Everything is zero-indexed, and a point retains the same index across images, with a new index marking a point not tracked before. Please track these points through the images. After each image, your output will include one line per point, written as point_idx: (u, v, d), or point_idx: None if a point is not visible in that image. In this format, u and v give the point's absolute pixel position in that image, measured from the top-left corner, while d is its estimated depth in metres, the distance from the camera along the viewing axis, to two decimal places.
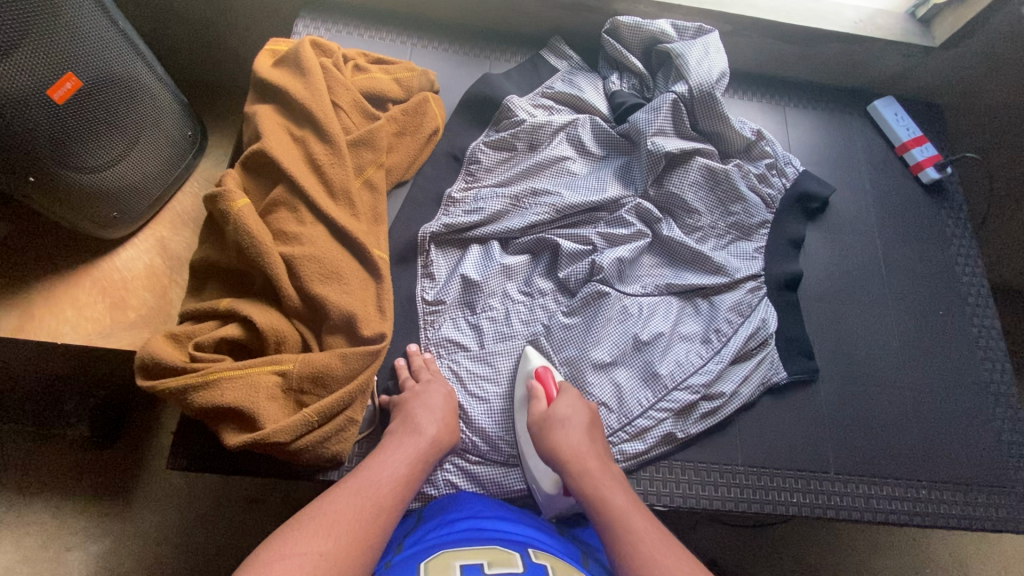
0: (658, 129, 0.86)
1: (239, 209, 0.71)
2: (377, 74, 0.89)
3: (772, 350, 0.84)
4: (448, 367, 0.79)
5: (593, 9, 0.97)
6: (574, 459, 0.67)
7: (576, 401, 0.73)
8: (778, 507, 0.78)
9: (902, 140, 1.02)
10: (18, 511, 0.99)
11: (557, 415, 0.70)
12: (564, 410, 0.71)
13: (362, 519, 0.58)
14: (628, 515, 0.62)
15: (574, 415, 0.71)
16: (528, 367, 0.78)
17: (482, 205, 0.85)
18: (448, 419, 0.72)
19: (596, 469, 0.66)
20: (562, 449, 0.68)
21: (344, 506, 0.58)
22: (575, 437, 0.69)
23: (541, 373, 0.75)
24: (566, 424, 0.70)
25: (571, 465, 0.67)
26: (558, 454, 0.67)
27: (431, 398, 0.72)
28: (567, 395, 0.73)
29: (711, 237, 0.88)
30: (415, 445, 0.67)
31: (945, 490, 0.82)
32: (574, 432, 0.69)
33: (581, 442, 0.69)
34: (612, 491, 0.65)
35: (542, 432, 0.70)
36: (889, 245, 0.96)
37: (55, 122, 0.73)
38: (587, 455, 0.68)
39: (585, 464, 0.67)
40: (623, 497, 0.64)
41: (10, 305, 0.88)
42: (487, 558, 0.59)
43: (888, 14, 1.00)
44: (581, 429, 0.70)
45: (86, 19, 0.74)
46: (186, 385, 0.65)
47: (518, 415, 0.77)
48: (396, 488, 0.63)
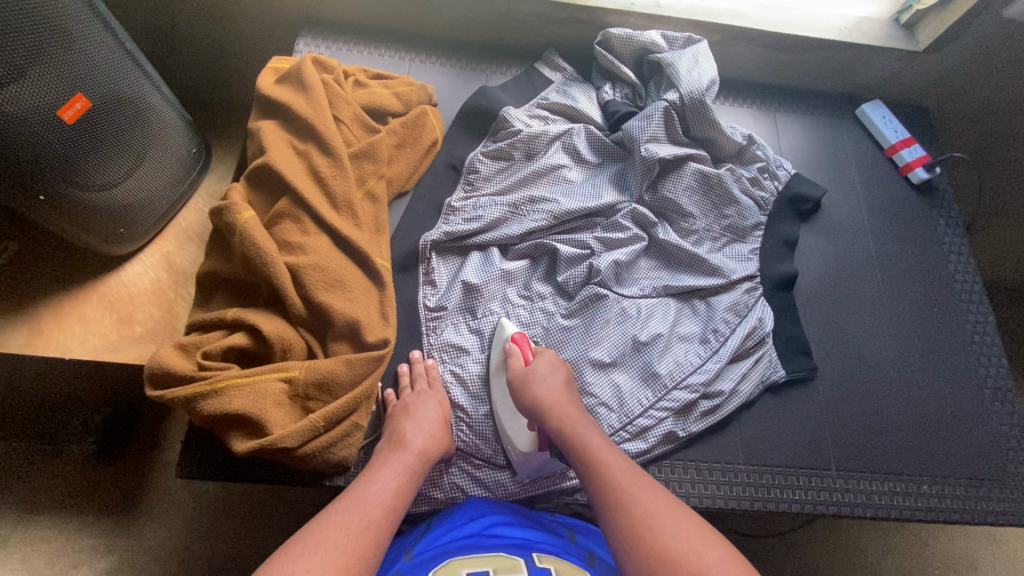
0: (651, 136, 0.88)
1: (245, 221, 0.73)
2: (376, 89, 0.91)
3: (770, 349, 0.86)
4: (450, 378, 0.80)
5: (585, 22, 1.00)
6: (553, 407, 0.71)
7: (553, 361, 0.76)
8: (781, 505, 0.78)
9: (891, 142, 1.05)
10: (23, 529, 0.99)
11: (536, 372, 0.74)
12: (542, 368, 0.75)
13: (354, 531, 0.58)
14: (602, 451, 0.67)
15: (550, 372, 0.75)
16: (503, 335, 0.80)
17: (481, 213, 0.87)
18: (438, 429, 0.73)
19: (573, 415, 0.71)
20: (543, 401, 0.72)
21: (336, 521, 0.58)
22: (553, 389, 0.73)
23: (518, 337, 0.78)
24: (546, 379, 0.74)
25: (550, 412, 0.71)
26: (538, 403, 0.72)
27: (421, 412, 0.73)
28: (544, 355, 0.77)
29: (706, 240, 0.90)
30: (405, 459, 0.68)
31: (947, 485, 0.83)
32: (552, 386, 0.73)
33: (559, 394, 0.73)
34: (589, 432, 0.69)
35: (522, 389, 0.73)
36: (882, 244, 0.98)
37: (65, 141, 0.76)
38: (565, 404, 0.72)
39: (562, 411, 0.71)
40: (599, 438, 0.69)
41: (20, 321, 0.90)
42: (494, 566, 0.60)
43: (872, 21, 1.03)
44: (559, 384, 0.74)
45: (95, 42, 0.76)
46: (195, 394, 0.66)
47: (495, 380, 0.79)
48: (388, 500, 0.63)
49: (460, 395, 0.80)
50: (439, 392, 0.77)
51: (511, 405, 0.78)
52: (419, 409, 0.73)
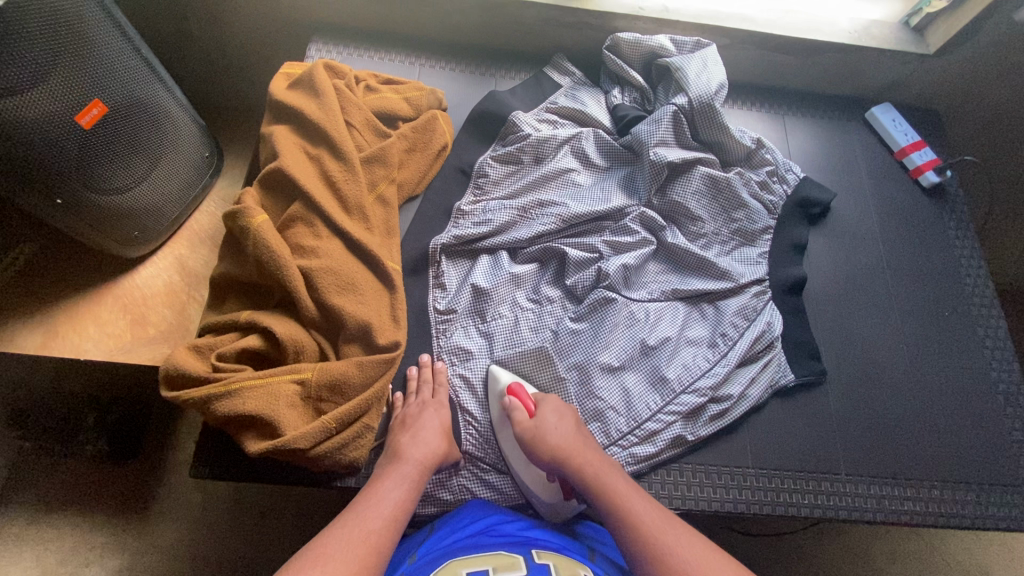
0: (660, 140, 0.89)
1: (259, 225, 0.74)
2: (387, 94, 0.92)
3: (779, 352, 0.85)
4: (456, 382, 0.81)
5: (594, 27, 1.00)
6: (571, 456, 0.71)
7: (559, 407, 0.75)
8: (790, 509, 0.78)
9: (901, 145, 1.04)
10: (38, 527, 1.01)
11: (545, 424, 0.73)
12: (551, 418, 0.73)
13: (355, 542, 0.58)
14: (630, 499, 0.66)
15: (558, 420, 0.74)
16: (499, 386, 0.79)
17: (491, 216, 0.87)
18: (437, 439, 0.72)
19: (595, 462, 0.70)
20: (560, 453, 0.71)
21: (338, 533, 0.59)
22: (566, 436, 0.72)
23: (514, 388, 0.77)
24: (556, 428, 0.72)
25: (571, 462, 0.70)
26: (557, 456, 0.71)
27: (423, 421, 0.74)
28: (548, 402, 0.76)
29: (715, 244, 0.90)
30: (404, 471, 0.68)
31: (957, 491, 0.82)
32: (565, 434, 0.72)
33: (573, 440, 0.72)
34: (612, 477, 0.69)
35: (534, 445, 0.72)
36: (891, 248, 0.98)
37: (82, 146, 0.77)
38: (583, 450, 0.71)
39: (583, 460, 0.70)
40: (624, 484, 0.68)
41: (38, 322, 0.92)
42: (493, 564, 0.61)
43: (881, 24, 1.03)
44: (572, 431, 0.73)
45: (112, 49, 0.78)
46: (209, 395, 0.67)
47: (501, 432, 0.78)
48: (390, 511, 0.63)
49: (465, 398, 0.80)
50: (441, 400, 0.77)
51: (522, 454, 0.77)
52: (421, 419, 0.74)
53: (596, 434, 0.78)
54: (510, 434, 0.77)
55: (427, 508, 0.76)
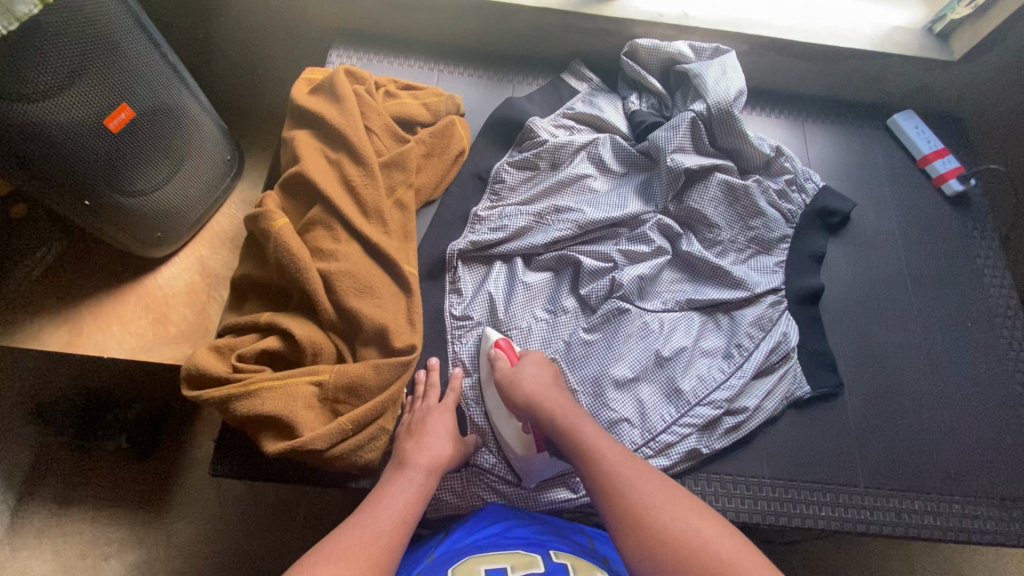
0: (677, 146, 0.89)
1: (280, 228, 0.76)
2: (406, 99, 0.93)
3: (796, 364, 0.84)
4: (470, 395, 0.80)
5: (612, 33, 1.00)
6: (543, 402, 0.71)
7: (539, 359, 0.76)
8: (807, 521, 0.77)
9: (924, 153, 1.03)
10: (58, 521, 1.03)
11: (522, 371, 0.74)
12: (528, 367, 0.74)
13: (366, 543, 0.58)
14: (594, 437, 0.66)
15: (536, 371, 0.74)
16: (488, 343, 0.80)
17: (507, 222, 0.88)
18: (442, 444, 0.72)
19: (564, 407, 0.70)
20: (532, 397, 0.71)
21: (349, 535, 0.58)
22: (542, 385, 0.72)
23: (501, 343, 0.78)
24: (533, 376, 0.73)
25: (542, 407, 0.70)
26: (529, 401, 0.71)
27: (433, 425, 0.73)
28: (530, 355, 0.76)
29: (731, 251, 0.90)
30: (410, 477, 0.68)
31: (981, 506, 0.80)
32: (540, 381, 0.73)
33: (548, 388, 0.72)
34: (583, 422, 0.68)
35: (511, 391, 0.73)
36: (914, 258, 0.96)
37: (109, 149, 0.79)
38: (556, 396, 0.71)
39: (554, 404, 0.70)
40: (592, 425, 0.67)
41: (63, 320, 0.94)
42: (511, 563, 0.61)
43: (904, 30, 1.01)
44: (547, 380, 0.73)
45: (141, 55, 0.80)
46: (229, 394, 0.68)
47: (487, 389, 0.79)
48: (399, 512, 0.63)
49: (477, 410, 0.80)
50: (447, 405, 0.76)
51: (504, 409, 0.78)
52: (429, 423, 0.73)
53: None
54: (495, 390, 0.78)
55: (439, 511, 0.77)
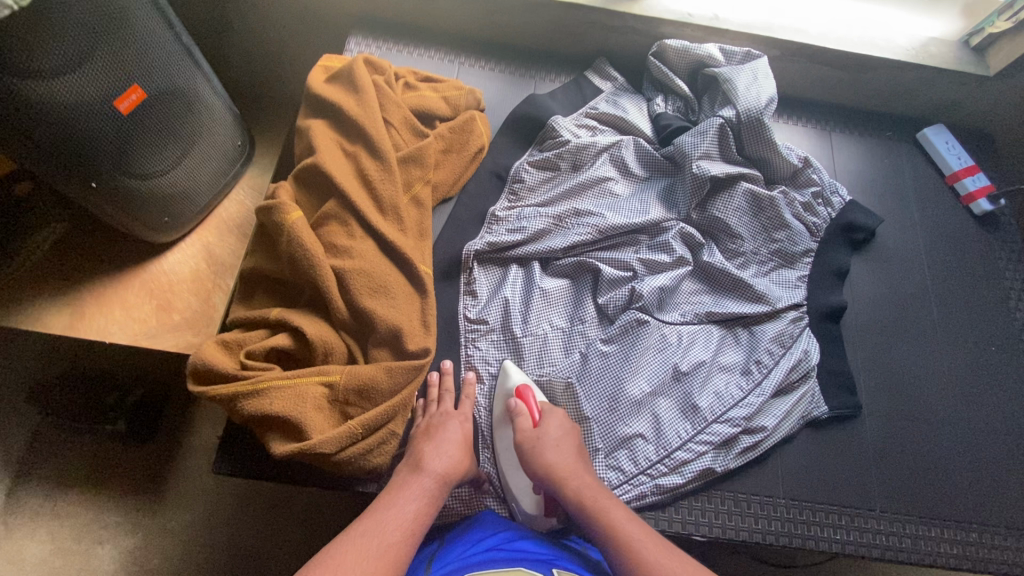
0: (704, 153, 0.86)
1: (294, 222, 0.73)
2: (426, 92, 0.90)
3: (814, 383, 0.82)
4: (483, 401, 0.78)
5: (640, 32, 0.98)
6: (568, 476, 0.67)
7: (562, 421, 0.73)
8: (820, 544, 0.76)
9: (953, 169, 1.01)
10: (52, 503, 1.01)
11: (546, 437, 0.70)
12: (552, 431, 0.71)
13: (375, 555, 0.56)
14: (627, 524, 0.62)
15: (561, 435, 0.71)
16: (509, 385, 0.77)
17: (525, 224, 0.86)
18: (458, 452, 0.69)
19: (592, 486, 0.67)
20: (557, 469, 0.68)
21: (355, 543, 0.56)
22: (566, 456, 0.69)
23: (522, 392, 0.75)
24: (558, 444, 0.70)
25: (567, 481, 0.67)
26: (553, 473, 0.67)
27: (446, 434, 0.71)
28: (553, 416, 0.73)
29: (753, 263, 0.87)
30: (421, 483, 0.65)
31: (997, 534, 0.79)
32: (564, 451, 0.69)
33: (572, 458, 0.69)
34: (610, 504, 0.65)
35: (532, 456, 0.69)
36: (939, 278, 0.94)
37: (118, 130, 0.76)
38: (581, 470, 0.68)
39: (580, 480, 0.67)
40: (622, 509, 0.65)
41: (64, 303, 0.92)
42: None
43: (940, 42, 0.98)
44: (572, 450, 0.70)
45: (154, 35, 0.77)
46: (236, 392, 0.67)
47: (499, 433, 0.77)
48: (408, 523, 0.60)
49: (488, 418, 0.78)
50: (465, 412, 0.74)
51: (514, 457, 0.75)
52: (443, 431, 0.71)
53: (623, 460, 0.75)
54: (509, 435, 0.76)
55: (444, 518, 0.75)
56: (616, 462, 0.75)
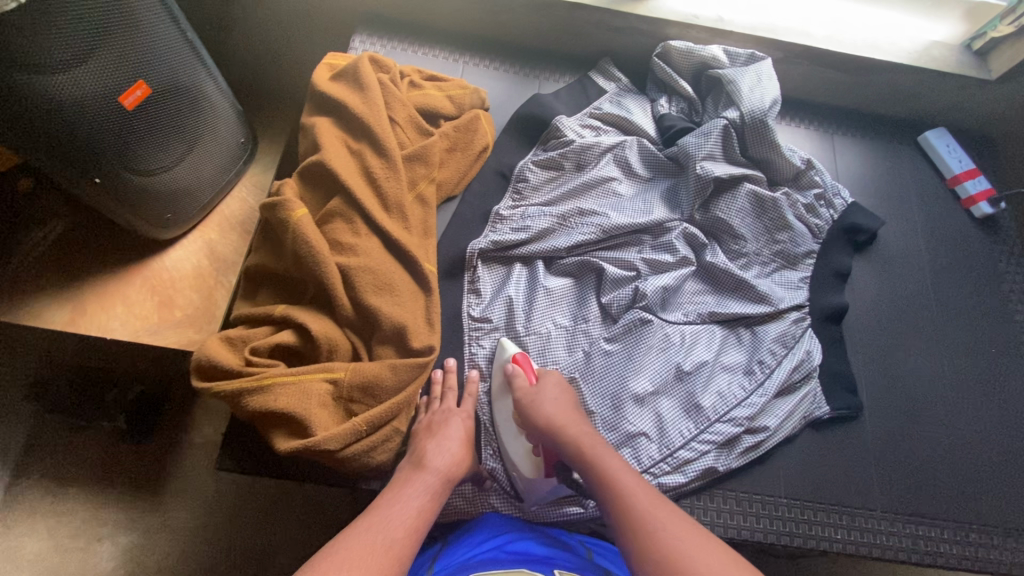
0: (707, 154, 0.86)
1: (298, 219, 0.73)
2: (431, 90, 0.90)
3: (816, 383, 0.83)
4: (485, 400, 0.79)
5: (644, 33, 0.98)
6: (565, 427, 0.68)
7: (561, 383, 0.74)
8: (821, 544, 0.76)
9: (954, 172, 1.01)
10: (51, 500, 1.01)
11: (544, 393, 0.72)
12: (550, 389, 0.72)
13: (382, 546, 0.56)
14: (620, 471, 0.63)
15: (558, 393, 0.72)
16: (505, 355, 0.78)
17: (529, 223, 0.86)
18: (461, 449, 0.70)
19: (589, 439, 0.67)
20: (554, 420, 0.69)
21: (360, 538, 0.56)
22: (564, 411, 0.70)
23: (519, 358, 0.76)
24: (556, 400, 0.71)
25: (563, 432, 0.68)
26: (550, 425, 0.69)
27: (448, 432, 0.71)
28: (550, 377, 0.74)
29: (755, 264, 0.87)
30: (424, 481, 0.65)
31: (997, 536, 0.79)
32: (562, 406, 0.71)
33: (570, 413, 0.70)
34: (606, 454, 0.65)
35: (531, 410, 0.70)
36: (940, 281, 0.94)
37: (123, 126, 0.76)
38: (579, 424, 0.69)
39: (577, 431, 0.68)
40: (617, 459, 0.65)
41: (65, 299, 0.91)
42: None
43: (942, 46, 0.99)
44: (569, 406, 0.71)
45: (159, 31, 0.77)
46: (241, 389, 0.66)
47: (498, 400, 0.77)
48: (412, 519, 0.60)
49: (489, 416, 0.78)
50: (467, 410, 0.75)
51: (513, 427, 0.76)
52: (445, 429, 0.71)
53: (626, 459, 0.75)
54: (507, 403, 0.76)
55: (447, 515, 0.75)
56: (620, 460, 0.75)
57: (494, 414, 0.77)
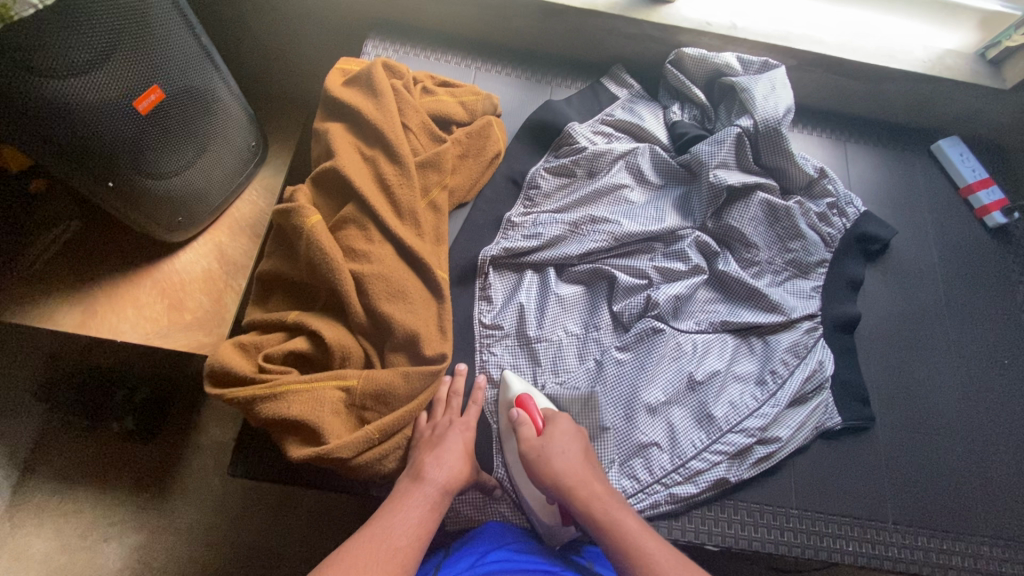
0: (721, 162, 0.86)
1: (312, 226, 0.73)
2: (444, 97, 0.90)
3: (828, 394, 0.82)
4: (490, 410, 0.78)
5: (657, 40, 0.98)
6: (578, 485, 0.65)
7: (569, 429, 0.70)
8: (832, 555, 0.76)
9: (968, 182, 1.01)
10: (59, 500, 1.01)
11: (552, 445, 0.68)
12: (557, 438, 0.69)
13: (382, 561, 0.55)
14: (643, 538, 0.60)
15: (568, 443, 0.69)
16: (510, 395, 0.76)
17: (542, 230, 0.86)
18: (459, 461, 0.68)
19: (605, 496, 0.64)
20: (565, 477, 0.65)
21: (362, 549, 0.56)
22: (575, 462, 0.67)
23: (523, 400, 0.74)
24: (565, 453, 0.67)
25: (576, 492, 0.64)
26: (562, 485, 0.65)
27: (447, 446, 0.69)
28: (559, 424, 0.71)
29: (767, 273, 0.87)
30: (424, 492, 0.64)
31: (1010, 549, 0.79)
32: (572, 459, 0.67)
33: (581, 468, 0.66)
34: (624, 515, 0.63)
35: (540, 466, 0.67)
36: (953, 291, 0.94)
37: (136, 130, 0.76)
38: (590, 479, 0.66)
39: (591, 488, 0.65)
40: (636, 521, 0.62)
41: (75, 300, 0.92)
42: None
43: (957, 55, 0.98)
44: (580, 458, 0.68)
45: (174, 36, 0.77)
46: (253, 395, 0.66)
47: (506, 440, 0.76)
48: (414, 530, 0.60)
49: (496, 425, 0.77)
50: (468, 420, 0.73)
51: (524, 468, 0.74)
52: (446, 440, 0.70)
53: (637, 470, 0.75)
54: (516, 444, 0.74)
55: (457, 523, 0.75)
56: (631, 471, 0.75)
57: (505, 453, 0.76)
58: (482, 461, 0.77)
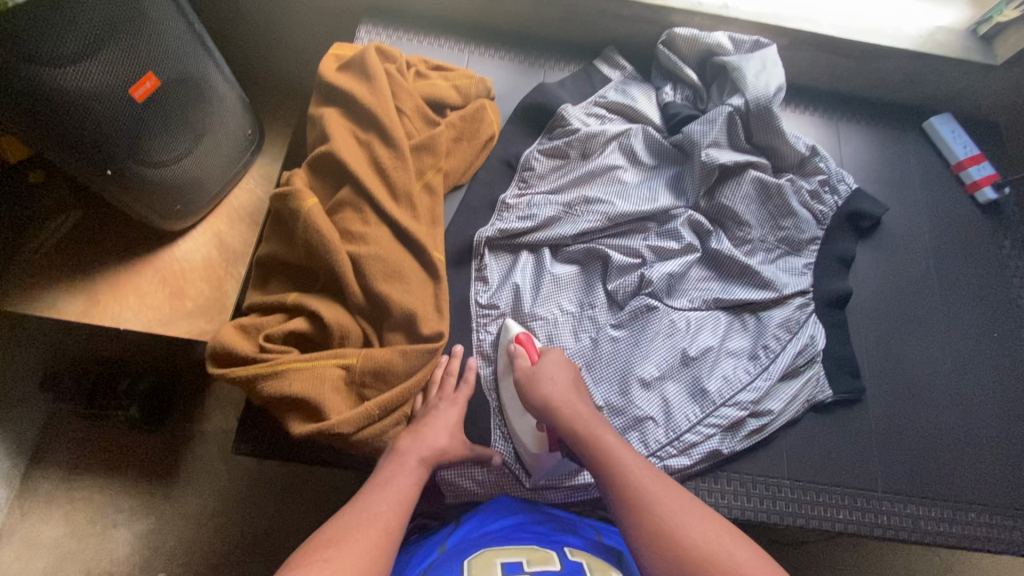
0: (712, 141, 0.87)
1: (310, 208, 0.74)
2: (436, 81, 0.91)
3: (819, 368, 0.84)
4: (489, 381, 0.80)
5: (649, 21, 0.98)
6: (562, 406, 0.69)
7: (561, 360, 0.75)
8: (823, 523, 0.78)
9: (958, 159, 1.02)
10: (68, 487, 1.03)
11: (544, 371, 0.73)
12: (549, 365, 0.73)
13: (367, 527, 0.56)
14: (619, 451, 0.64)
15: (558, 371, 0.73)
16: (509, 335, 0.80)
17: (536, 211, 0.87)
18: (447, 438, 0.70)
19: (586, 415, 0.68)
20: (551, 400, 0.70)
21: (347, 519, 0.57)
22: (562, 388, 0.71)
23: (522, 338, 0.78)
24: (554, 378, 0.72)
25: (561, 411, 0.69)
26: (549, 406, 0.70)
27: (440, 422, 0.71)
28: (550, 355, 0.75)
29: (760, 251, 0.88)
30: (406, 467, 0.65)
31: (996, 514, 0.81)
32: (560, 384, 0.71)
33: (568, 390, 0.71)
34: (602, 431, 0.66)
35: (530, 390, 0.72)
36: (944, 265, 0.95)
37: (133, 118, 0.77)
38: (575, 401, 0.70)
39: (574, 410, 0.69)
40: (613, 436, 0.66)
41: (78, 290, 0.93)
42: (527, 557, 0.61)
43: (948, 31, 0.99)
44: (568, 382, 0.72)
45: (168, 22, 0.78)
46: (254, 374, 0.68)
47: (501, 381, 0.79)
48: (398, 498, 0.61)
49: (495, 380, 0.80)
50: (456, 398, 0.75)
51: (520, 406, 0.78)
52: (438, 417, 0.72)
53: (633, 442, 0.77)
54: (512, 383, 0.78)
55: (454, 496, 0.77)
56: (627, 444, 0.77)
57: (501, 396, 0.79)
58: (480, 437, 0.78)
